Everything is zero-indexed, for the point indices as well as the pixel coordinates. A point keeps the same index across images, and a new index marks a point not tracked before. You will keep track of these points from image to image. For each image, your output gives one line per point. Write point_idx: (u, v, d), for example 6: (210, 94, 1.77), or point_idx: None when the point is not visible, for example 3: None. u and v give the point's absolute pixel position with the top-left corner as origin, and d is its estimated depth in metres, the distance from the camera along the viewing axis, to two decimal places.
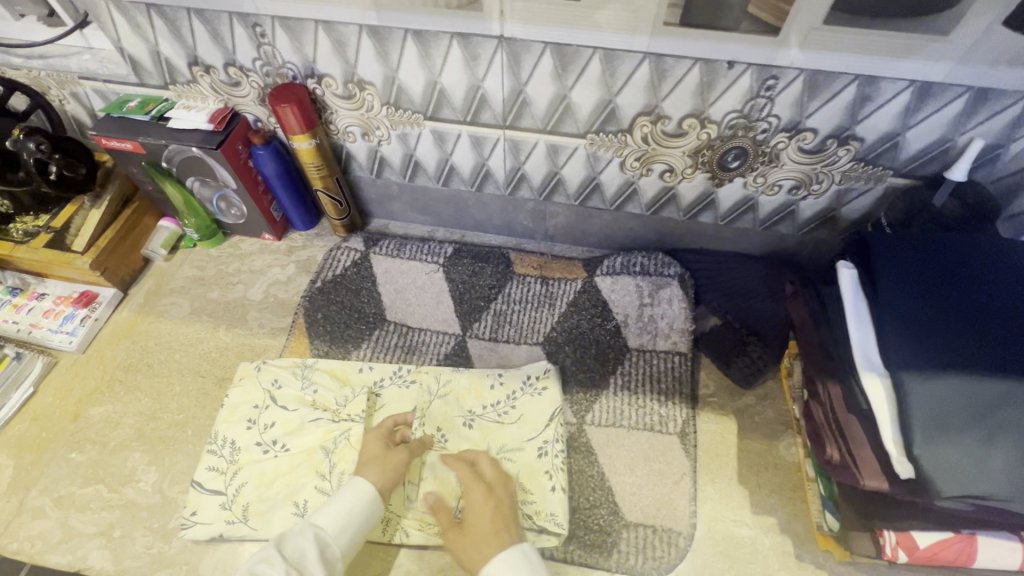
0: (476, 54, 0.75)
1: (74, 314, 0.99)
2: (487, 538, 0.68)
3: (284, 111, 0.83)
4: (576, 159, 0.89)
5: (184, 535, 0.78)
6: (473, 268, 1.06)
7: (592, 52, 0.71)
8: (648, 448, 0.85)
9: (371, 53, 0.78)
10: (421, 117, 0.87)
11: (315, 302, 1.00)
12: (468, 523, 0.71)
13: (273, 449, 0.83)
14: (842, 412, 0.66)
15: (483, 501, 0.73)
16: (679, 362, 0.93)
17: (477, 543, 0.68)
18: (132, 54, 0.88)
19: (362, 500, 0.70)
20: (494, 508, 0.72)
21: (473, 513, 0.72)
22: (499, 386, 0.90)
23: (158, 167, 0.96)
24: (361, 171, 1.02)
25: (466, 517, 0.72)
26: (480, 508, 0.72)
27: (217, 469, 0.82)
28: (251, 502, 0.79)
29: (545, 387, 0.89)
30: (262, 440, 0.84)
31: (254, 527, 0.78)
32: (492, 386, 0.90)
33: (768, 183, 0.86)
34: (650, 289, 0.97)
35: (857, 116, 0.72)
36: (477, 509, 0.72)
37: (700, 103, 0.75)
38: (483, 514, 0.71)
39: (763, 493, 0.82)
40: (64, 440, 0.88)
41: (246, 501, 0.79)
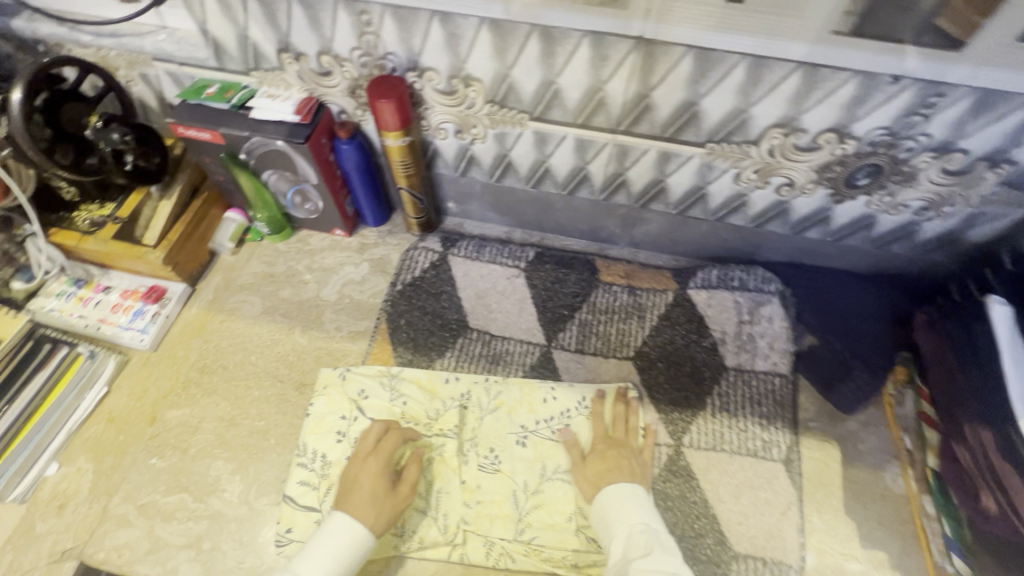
0: (606, 55, 0.69)
1: (143, 310, 0.94)
2: (612, 471, 0.77)
3: (384, 106, 0.77)
4: (687, 168, 0.84)
5: (279, 553, 0.75)
6: (556, 274, 1.01)
7: (739, 59, 0.65)
8: (752, 475, 0.82)
9: (487, 47, 0.72)
10: (526, 117, 0.81)
11: (397, 307, 0.96)
12: (596, 459, 0.79)
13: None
14: (998, 459, 0.62)
15: (610, 446, 0.81)
16: (781, 384, 0.89)
17: (605, 469, 0.77)
18: (216, 37, 0.81)
19: (356, 542, 0.67)
20: (624, 453, 0.80)
21: (600, 456, 0.79)
22: (552, 402, 0.88)
23: (236, 158, 0.90)
24: (445, 168, 0.97)
25: (592, 454, 0.80)
26: (607, 451, 0.80)
27: (308, 484, 0.79)
28: None
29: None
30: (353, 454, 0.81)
31: None
32: (544, 401, 0.88)
33: (894, 203, 0.81)
34: (749, 306, 0.93)
35: (1020, 139, 0.67)
36: (607, 450, 0.80)
37: (845, 117, 0.70)
38: (611, 455, 0.79)
39: (873, 527, 0.79)
40: (143, 444, 0.84)
41: None
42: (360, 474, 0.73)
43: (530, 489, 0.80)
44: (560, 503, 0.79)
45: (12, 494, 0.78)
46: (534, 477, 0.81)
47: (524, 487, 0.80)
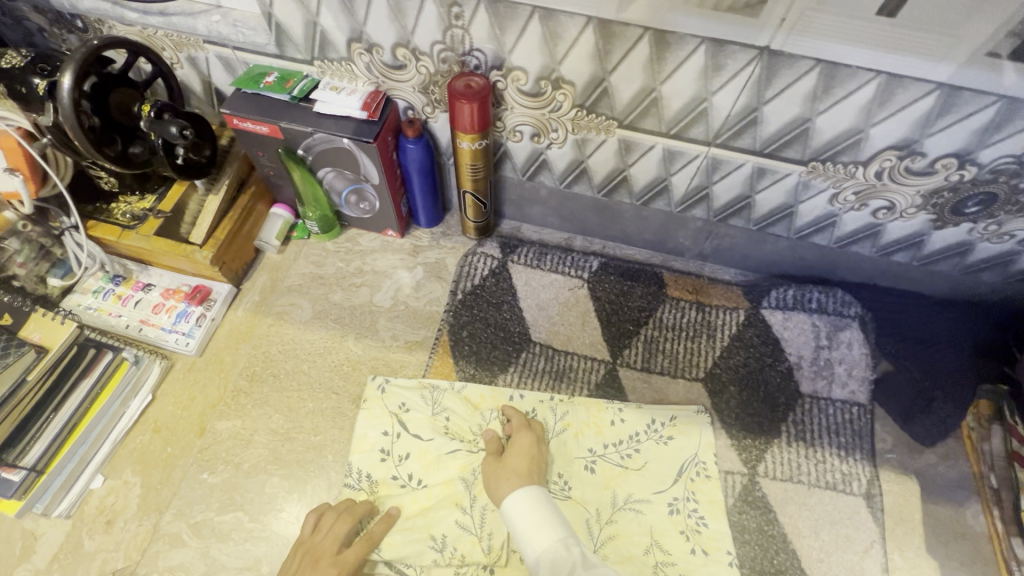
0: (722, 64, 0.63)
1: (188, 312, 0.89)
2: (522, 473, 0.71)
3: (464, 108, 0.71)
4: (780, 185, 0.79)
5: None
6: (621, 287, 0.96)
7: (872, 76, 0.60)
8: (832, 510, 0.79)
9: (587, 50, 0.66)
10: (614, 124, 0.76)
11: (460, 318, 0.91)
12: (513, 456, 0.74)
13: (410, 483, 0.77)
14: None
15: (530, 445, 0.76)
16: (858, 414, 0.85)
17: (509, 469, 0.72)
18: (281, 22, 0.74)
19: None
20: (532, 454, 0.75)
21: (517, 452, 0.74)
22: (621, 424, 0.84)
23: (293, 154, 0.84)
24: (512, 171, 0.91)
25: (510, 449, 0.75)
26: (526, 447, 0.75)
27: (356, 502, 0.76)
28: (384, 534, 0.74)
29: (670, 436, 0.83)
30: (397, 473, 0.78)
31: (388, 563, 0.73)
32: (612, 423, 0.84)
33: (999, 232, 0.76)
34: (828, 329, 0.89)
35: None
36: (523, 448, 0.75)
37: (973, 143, 0.65)
38: (522, 453, 0.74)
39: (955, 567, 0.77)
40: (192, 457, 0.80)
41: None
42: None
43: (603, 518, 0.77)
44: (634, 535, 0.76)
45: (58, 509, 0.74)
46: (605, 506, 0.78)
47: (596, 516, 0.77)
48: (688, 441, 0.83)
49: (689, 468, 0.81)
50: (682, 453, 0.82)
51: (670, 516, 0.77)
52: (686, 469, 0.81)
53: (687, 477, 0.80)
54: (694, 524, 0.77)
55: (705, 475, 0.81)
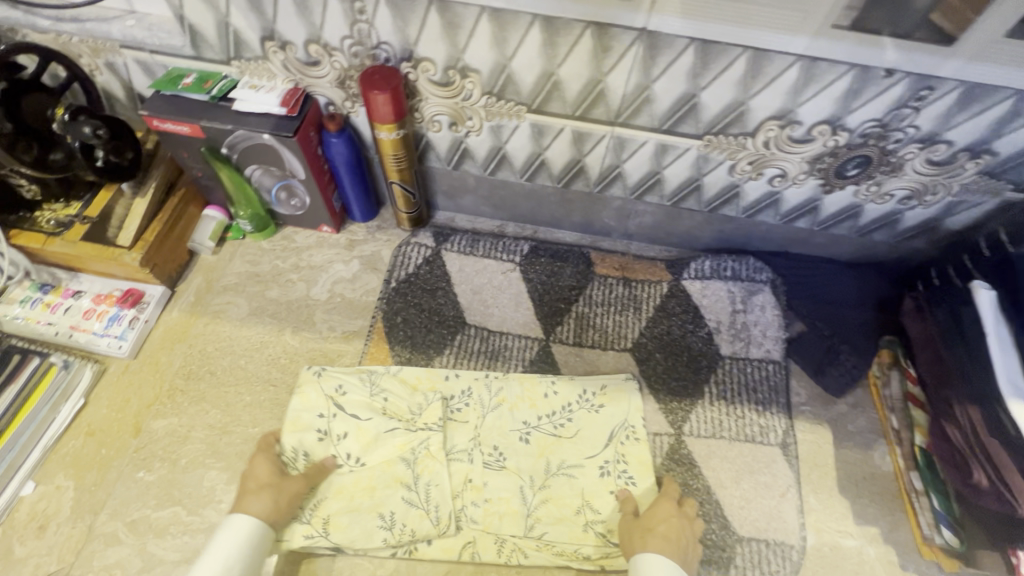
0: (609, 46, 0.68)
1: (120, 315, 0.89)
2: (659, 541, 0.71)
3: (377, 99, 0.75)
4: (683, 160, 0.84)
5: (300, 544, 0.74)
6: (552, 268, 1.01)
7: (741, 51, 0.66)
8: (751, 460, 0.84)
9: (486, 38, 0.70)
10: (523, 109, 0.80)
11: (393, 305, 0.94)
12: (654, 521, 0.74)
13: (349, 462, 0.79)
14: (985, 435, 0.65)
15: (672, 513, 0.75)
16: (774, 371, 0.91)
17: (643, 532, 0.72)
18: (193, 23, 0.76)
19: (245, 529, 0.67)
20: (678, 520, 0.74)
21: (658, 516, 0.74)
22: (553, 396, 0.87)
23: (217, 153, 0.85)
24: (438, 161, 0.95)
25: (650, 512, 0.75)
26: (665, 514, 0.75)
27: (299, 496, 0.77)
28: (332, 515, 0.76)
29: (601, 404, 0.87)
30: (336, 452, 0.80)
31: (337, 541, 0.75)
32: (545, 395, 0.87)
33: (879, 192, 0.83)
34: (742, 295, 0.95)
35: (1002, 131, 0.70)
36: (663, 512, 0.75)
37: (839, 109, 0.71)
38: (664, 519, 0.74)
39: (864, 503, 0.83)
40: (128, 457, 0.80)
41: (327, 513, 0.76)
42: (251, 467, 0.74)
43: (537, 485, 0.80)
44: (567, 498, 0.79)
45: None
46: (538, 473, 0.81)
47: (531, 484, 0.80)
48: (618, 408, 0.87)
49: (619, 433, 0.85)
50: (612, 419, 0.86)
51: (601, 478, 0.81)
52: (617, 434, 0.84)
53: (618, 441, 0.84)
54: (623, 484, 0.81)
55: (635, 438, 0.84)
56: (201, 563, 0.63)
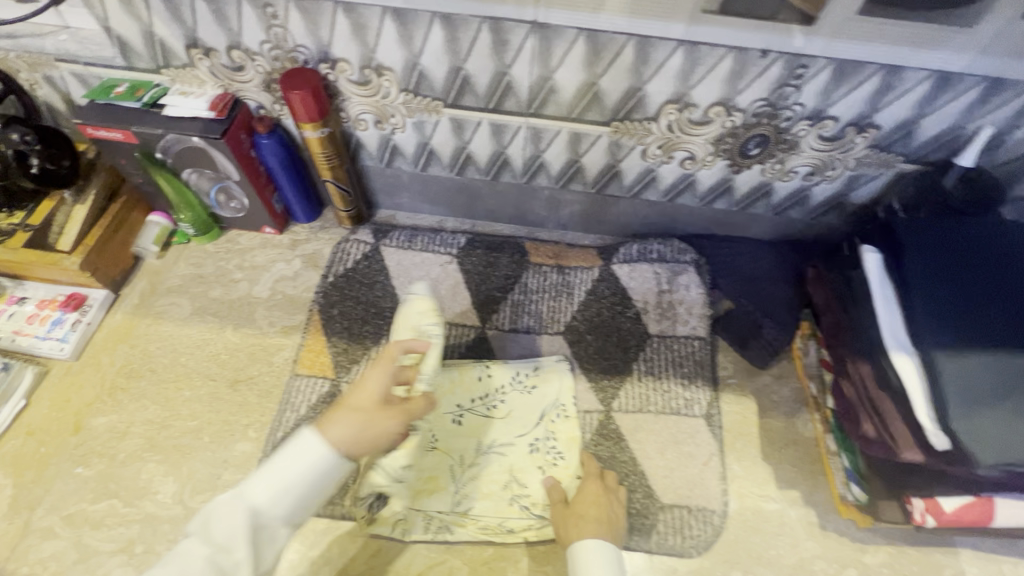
0: (506, 40, 0.73)
1: (63, 319, 0.91)
2: (592, 522, 0.72)
3: (295, 97, 0.79)
4: (597, 148, 0.89)
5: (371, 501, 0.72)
6: (488, 258, 1.04)
7: (627, 39, 0.70)
8: (676, 431, 0.87)
9: (393, 37, 0.75)
10: (440, 104, 0.84)
11: (330, 297, 0.96)
12: (582, 504, 0.75)
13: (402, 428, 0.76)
14: (874, 389, 0.68)
15: (599, 493, 0.77)
16: (700, 346, 0.94)
17: (574, 519, 0.73)
18: (120, 35, 0.80)
19: (315, 454, 0.54)
20: (605, 500, 0.76)
21: (587, 500, 0.76)
22: (486, 379, 0.90)
23: (151, 158, 0.89)
24: (370, 160, 0.99)
25: (579, 496, 0.77)
26: (592, 496, 0.76)
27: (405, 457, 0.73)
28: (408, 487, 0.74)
29: (533, 385, 0.90)
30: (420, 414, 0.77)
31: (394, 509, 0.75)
32: (479, 376, 0.90)
33: (784, 170, 0.88)
34: (668, 276, 0.99)
35: (878, 104, 0.75)
36: (588, 494, 0.77)
37: (728, 91, 0.76)
38: (593, 502, 0.75)
39: (786, 468, 0.86)
40: (67, 454, 0.82)
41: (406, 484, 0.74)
42: (362, 381, 0.61)
43: (466, 463, 0.83)
44: (495, 475, 0.82)
45: None
46: (468, 451, 0.84)
47: (460, 462, 0.83)
48: (548, 388, 0.90)
49: (550, 411, 0.88)
50: (544, 399, 0.89)
51: (530, 454, 0.84)
52: (547, 413, 0.88)
53: (548, 420, 0.87)
54: (551, 459, 0.84)
55: (565, 416, 0.88)
56: (267, 479, 0.52)
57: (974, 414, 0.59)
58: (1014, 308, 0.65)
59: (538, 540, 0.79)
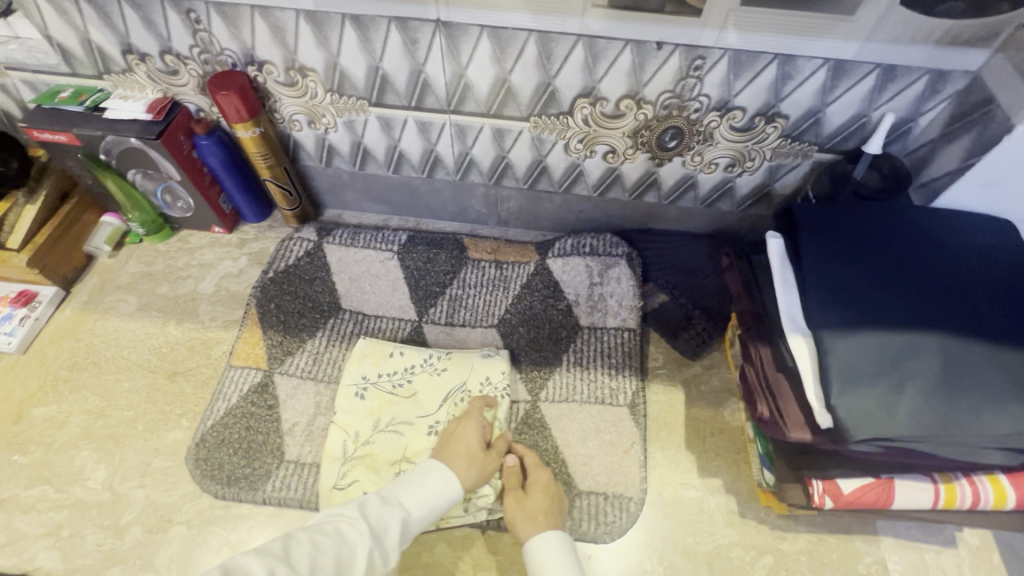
0: (415, 39, 0.76)
1: (12, 314, 0.95)
2: (549, 515, 0.73)
3: (223, 99, 0.82)
4: (521, 143, 0.91)
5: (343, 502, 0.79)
6: (427, 254, 1.06)
7: (528, 35, 0.73)
8: (599, 420, 0.88)
9: (310, 39, 0.78)
10: (366, 103, 0.88)
11: (268, 293, 0.98)
12: (535, 492, 0.76)
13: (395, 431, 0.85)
14: (774, 372, 0.69)
15: (549, 481, 0.77)
16: (629, 337, 0.96)
17: (531, 512, 0.73)
18: (61, 42, 0.85)
19: (446, 476, 0.71)
20: (555, 490, 0.77)
21: (539, 488, 0.76)
22: (399, 357, 0.92)
23: (96, 159, 0.93)
24: (310, 160, 1.02)
25: (533, 484, 0.77)
26: (543, 484, 0.77)
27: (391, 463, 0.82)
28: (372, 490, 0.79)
29: (444, 367, 0.91)
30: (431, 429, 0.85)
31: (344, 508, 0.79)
32: (391, 354, 0.92)
33: (705, 161, 0.89)
34: (599, 269, 1.00)
35: (781, 93, 0.76)
36: (541, 482, 0.77)
37: (635, 83, 0.78)
38: (543, 490, 0.76)
39: (709, 457, 0.86)
40: (6, 442, 0.85)
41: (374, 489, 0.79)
42: (464, 427, 0.79)
43: (362, 439, 0.84)
44: (387, 454, 0.83)
45: None
46: (366, 429, 0.85)
47: (355, 437, 0.84)
48: (460, 371, 0.91)
49: (455, 394, 0.88)
50: (451, 381, 0.89)
51: None
52: (451, 396, 0.88)
53: (451, 402, 0.87)
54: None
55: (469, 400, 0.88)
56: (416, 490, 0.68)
57: (854, 391, 0.60)
58: (903, 287, 0.66)
59: (452, 528, 0.79)
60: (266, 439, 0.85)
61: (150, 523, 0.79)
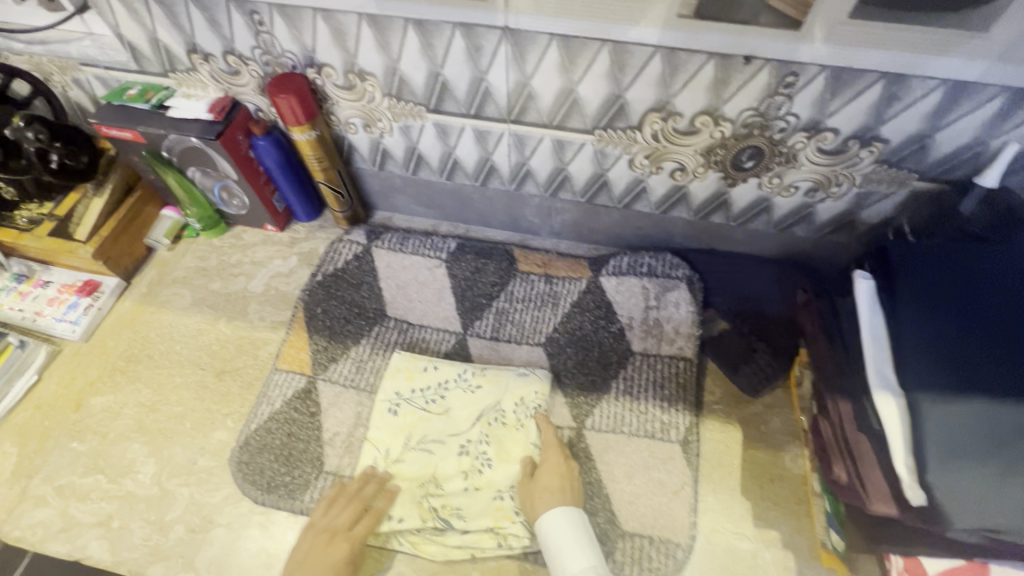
0: (479, 45, 0.72)
1: (77, 303, 0.99)
2: (559, 493, 0.74)
3: (282, 101, 0.81)
4: (583, 156, 0.86)
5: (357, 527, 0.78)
6: (476, 265, 1.02)
7: (601, 45, 0.68)
8: (648, 455, 0.83)
9: (371, 43, 0.75)
10: (423, 109, 0.85)
11: (315, 296, 0.98)
12: (544, 476, 0.77)
13: (428, 450, 0.83)
14: (853, 432, 0.63)
15: (560, 463, 0.78)
16: (684, 367, 0.90)
17: (539, 491, 0.75)
18: (132, 41, 0.86)
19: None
20: (567, 470, 0.78)
21: (549, 469, 0.78)
22: (432, 371, 0.89)
23: (158, 156, 0.94)
24: (363, 163, 1.00)
25: (543, 468, 0.78)
26: (556, 467, 0.78)
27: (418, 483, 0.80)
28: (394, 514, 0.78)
29: (478, 384, 0.88)
30: (465, 449, 0.83)
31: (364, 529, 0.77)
32: (424, 369, 0.89)
33: (783, 184, 0.82)
34: (656, 291, 0.94)
35: (883, 116, 0.68)
36: (551, 465, 0.78)
37: (714, 99, 0.71)
38: (555, 472, 0.77)
39: (766, 506, 0.79)
40: (66, 429, 0.88)
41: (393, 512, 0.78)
42: (325, 548, 0.72)
43: (392, 457, 0.82)
44: (416, 474, 0.81)
45: None
46: (397, 446, 0.83)
47: (386, 455, 0.83)
48: (493, 390, 0.87)
49: (489, 413, 0.85)
50: (485, 400, 0.86)
51: (481, 470, 0.81)
52: (485, 415, 0.85)
53: (485, 422, 0.85)
54: (478, 465, 0.81)
55: (502, 422, 0.84)
56: None
57: (956, 471, 0.52)
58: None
59: (488, 556, 0.77)
60: (305, 448, 0.85)
61: (193, 522, 0.80)
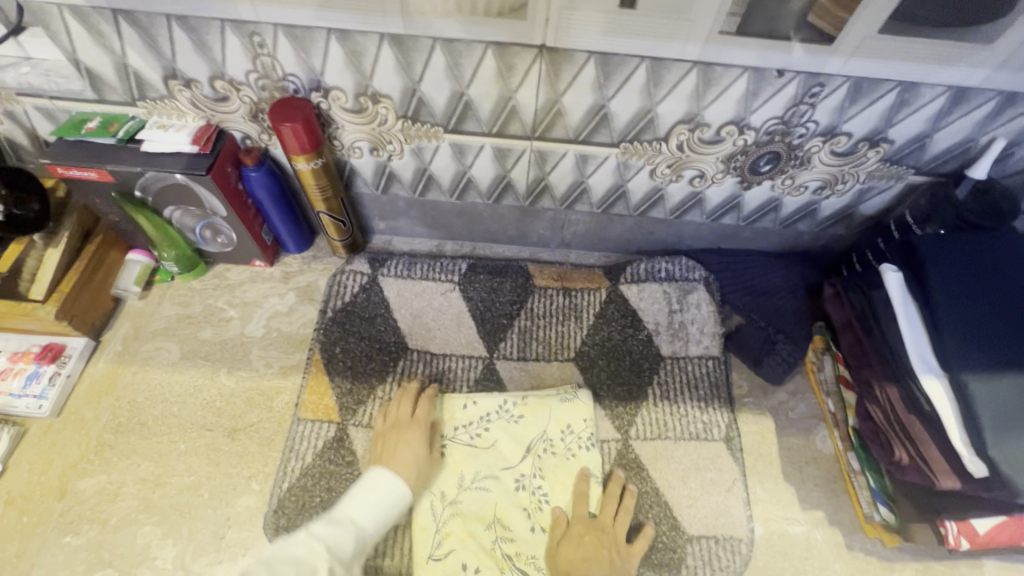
0: (512, 64, 0.69)
1: (39, 372, 0.85)
2: (588, 562, 0.71)
3: (288, 130, 0.73)
4: (605, 168, 0.85)
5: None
6: (491, 284, 0.99)
7: (640, 61, 0.68)
8: (696, 458, 0.85)
9: (391, 64, 0.70)
10: (441, 130, 0.80)
11: (331, 335, 0.92)
12: (570, 545, 0.74)
13: (485, 487, 0.80)
14: (906, 413, 0.68)
15: (588, 532, 0.75)
16: (714, 366, 0.93)
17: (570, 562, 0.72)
18: (90, 67, 0.74)
19: (399, 497, 0.70)
20: (598, 539, 0.74)
21: (574, 539, 0.74)
22: (472, 407, 0.86)
23: (130, 197, 0.82)
24: (365, 187, 0.94)
25: (569, 537, 0.75)
26: (581, 541, 0.74)
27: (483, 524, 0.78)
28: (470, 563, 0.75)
29: (521, 414, 0.86)
30: (522, 485, 0.81)
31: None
32: (464, 408, 0.86)
33: (795, 184, 0.86)
34: (678, 295, 0.97)
35: (893, 119, 0.73)
36: (580, 537, 0.74)
37: (742, 110, 0.73)
38: (582, 543, 0.74)
39: (809, 488, 0.84)
40: (53, 522, 0.76)
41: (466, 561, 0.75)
42: (399, 437, 0.78)
43: (449, 498, 0.79)
44: (477, 512, 0.79)
45: None
46: (452, 487, 0.80)
47: (442, 497, 0.79)
48: (537, 417, 0.85)
49: (537, 444, 0.84)
50: (530, 429, 0.85)
51: (541, 507, 0.80)
52: (534, 446, 0.83)
53: (535, 454, 0.83)
54: (536, 500, 0.80)
55: (552, 452, 0.83)
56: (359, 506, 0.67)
57: (1011, 441, 0.58)
58: None
59: None
60: None
61: None
